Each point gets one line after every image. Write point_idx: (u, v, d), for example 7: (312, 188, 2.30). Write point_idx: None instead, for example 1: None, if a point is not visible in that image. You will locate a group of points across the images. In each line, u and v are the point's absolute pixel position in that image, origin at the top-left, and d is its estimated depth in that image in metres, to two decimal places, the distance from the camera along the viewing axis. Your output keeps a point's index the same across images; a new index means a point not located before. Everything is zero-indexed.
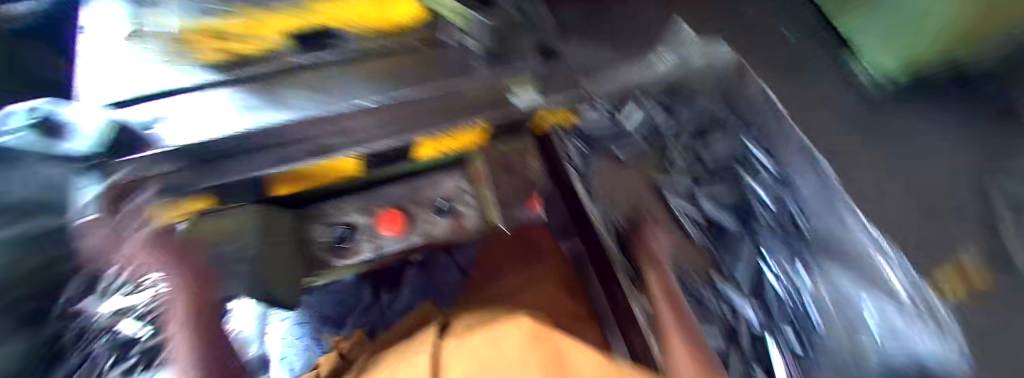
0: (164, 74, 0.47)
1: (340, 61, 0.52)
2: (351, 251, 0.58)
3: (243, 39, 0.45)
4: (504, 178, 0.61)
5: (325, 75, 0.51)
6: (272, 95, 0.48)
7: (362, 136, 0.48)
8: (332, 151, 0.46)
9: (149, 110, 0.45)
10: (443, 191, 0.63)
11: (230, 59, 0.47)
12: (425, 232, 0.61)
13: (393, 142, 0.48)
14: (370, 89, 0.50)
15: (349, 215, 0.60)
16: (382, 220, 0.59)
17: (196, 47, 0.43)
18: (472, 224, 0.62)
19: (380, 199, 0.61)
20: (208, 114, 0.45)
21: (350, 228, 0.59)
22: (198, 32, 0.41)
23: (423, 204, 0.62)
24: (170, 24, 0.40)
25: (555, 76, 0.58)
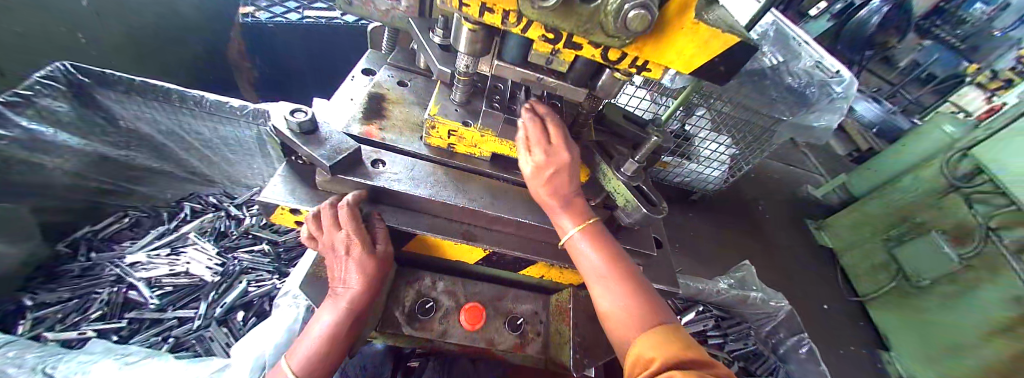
0: (396, 134, 0.61)
1: (512, 180, 0.63)
2: (426, 324, 0.60)
3: (464, 142, 0.60)
4: (586, 327, 0.61)
5: (495, 181, 0.62)
6: (453, 177, 0.59)
7: (499, 241, 0.59)
8: (474, 240, 0.57)
9: (371, 152, 0.57)
10: (521, 309, 0.66)
11: (444, 148, 0.62)
12: (491, 341, 0.61)
13: (521, 255, 0.58)
14: (524, 205, 0.59)
15: (436, 290, 0.64)
16: (465, 310, 0.61)
17: (433, 131, 0.59)
18: (534, 351, 0.62)
19: (468, 289, 0.65)
20: (406, 171, 0.56)
21: (433, 304, 0.62)
22: (446, 125, 0.57)
23: (500, 312, 0.64)
24: (434, 114, 0.57)
25: (657, 261, 0.67)
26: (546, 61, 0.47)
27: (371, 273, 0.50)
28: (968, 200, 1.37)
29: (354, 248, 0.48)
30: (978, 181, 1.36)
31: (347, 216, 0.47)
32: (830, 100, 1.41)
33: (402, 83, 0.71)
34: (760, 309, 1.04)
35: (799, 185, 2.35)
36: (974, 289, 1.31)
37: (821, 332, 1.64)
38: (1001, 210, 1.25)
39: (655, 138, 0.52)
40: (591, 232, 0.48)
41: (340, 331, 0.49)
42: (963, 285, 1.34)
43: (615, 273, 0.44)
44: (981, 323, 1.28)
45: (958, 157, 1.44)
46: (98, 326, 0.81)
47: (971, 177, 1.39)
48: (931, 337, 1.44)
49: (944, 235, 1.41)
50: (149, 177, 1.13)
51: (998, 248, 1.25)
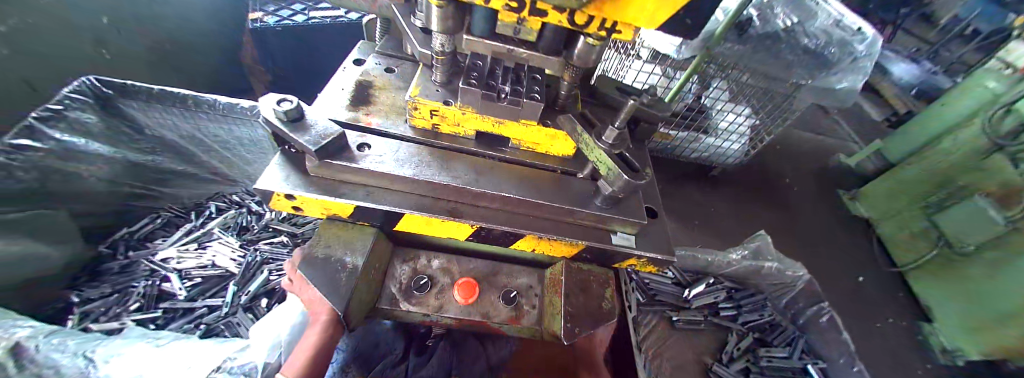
0: (383, 120, 0.63)
1: (497, 156, 0.64)
2: (422, 300, 0.62)
3: (448, 122, 0.61)
4: (579, 298, 0.62)
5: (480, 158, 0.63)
6: (437, 156, 0.60)
7: (486, 216, 0.60)
8: (460, 217, 0.58)
9: (357, 136, 0.59)
10: (515, 283, 0.68)
11: (431, 130, 0.63)
12: (487, 314, 0.63)
13: (508, 229, 0.59)
14: (507, 180, 0.60)
15: (432, 268, 0.66)
16: (459, 286, 0.63)
17: (416, 113, 0.60)
18: (529, 323, 0.64)
19: (462, 266, 0.67)
20: (390, 154, 0.58)
21: (429, 280, 0.64)
22: (428, 105, 0.58)
23: (495, 287, 0.66)
24: (415, 95, 0.58)
25: (650, 231, 0.66)
26: (515, 31, 0.47)
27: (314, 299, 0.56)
28: (1015, 159, 1.25)
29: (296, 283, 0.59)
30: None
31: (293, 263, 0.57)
32: (853, 59, 1.34)
33: (389, 69, 0.72)
34: (778, 280, 1.00)
35: (828, 154, 2.21)
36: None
37: (852, 305, 1.56)
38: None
39: (634, 101, 0.51)
40: None
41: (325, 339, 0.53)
42: (1011, 251, 1.24)
43: None
44: None
45: (1005, 113, 1.31)
46: (136, 317, 0.88)
47: (1019, 134, 1.27)
48: (974, 308, 1.35)
49: (989, 198, 1.29)
50: (175, 180, 1.22)
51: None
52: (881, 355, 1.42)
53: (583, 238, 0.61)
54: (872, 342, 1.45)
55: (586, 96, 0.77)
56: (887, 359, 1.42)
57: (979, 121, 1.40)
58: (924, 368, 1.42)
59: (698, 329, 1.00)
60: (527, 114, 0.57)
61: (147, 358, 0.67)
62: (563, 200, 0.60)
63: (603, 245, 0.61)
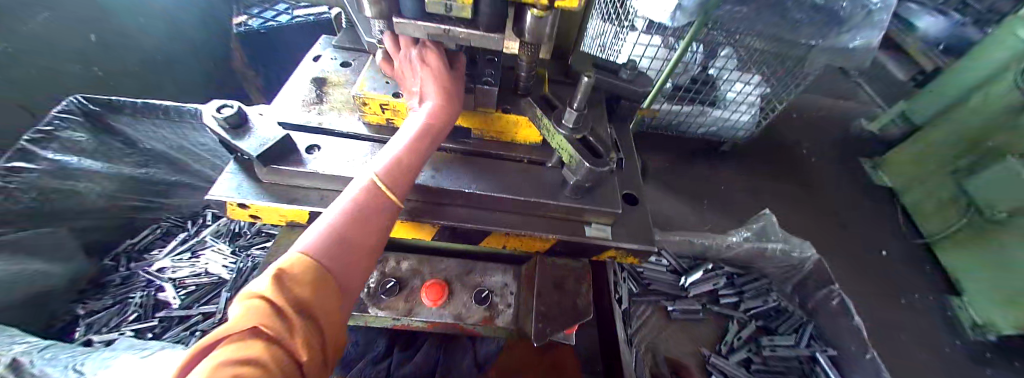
0: (338, 117, 0.60)
1: (460, 149, 0.60)
2: (391, 304, 0.59)
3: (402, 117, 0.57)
4: (554, 294, 0.58)
5: (442, 151, 0.59)
6: None
7: (450, 214, 0.56)
8: (420, 216, 0.55)
9: (311, 135, 0.57)
10: (489, 282, 0.64)
11: (388, 125, 0.59)
12: (457, 316, 0.59)
13: (473, 226, 0.55)
14: (469, 176, 0.56)
15: (401, 270, 0.63)
16: (428, 287, 0.60)
17: (370, 113, 0.57)
18: (504, 323, 0.59)
19: (434, 267, 0.64)
20: (342, 154, 0.55)
21: (397, 284, 0.61)
22: (375, 102, 0.55)
23: (467, 287, 0.62)
24: (361, 91, 0.55)
25: (628, 219, 0.61)
26: (445, 8, 0.42)
27: None
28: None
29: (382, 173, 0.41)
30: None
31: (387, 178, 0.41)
32: (868, 13, 1.20)
33: (347, 64, 0.69)
34: (784, 262, 0.93)
35: (849, 121, 2.07)
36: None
37: (877, 281, 1.47)
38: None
39: (590, 78, 0.46)
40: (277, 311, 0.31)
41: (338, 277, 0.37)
42: None
43: None
44: None
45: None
46: (135, 326, 0.91)
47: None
48: (1005, 281, 1.24)
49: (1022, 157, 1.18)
50: (173, 190, 1.22)
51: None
52: (909, 335, 1.33)
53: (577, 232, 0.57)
54: (898, 319, 1.37)
55: (558, 77, 0.70)
56: (917, 339, 1.32)
57: (1015, 73, 1.26)
58: (953, 345, 1.33)
59: (698, 317, 0.95)
60: (484, 101, 0.54)
61: (132, 367, 0.68)
62: (530, 192, 0.55)
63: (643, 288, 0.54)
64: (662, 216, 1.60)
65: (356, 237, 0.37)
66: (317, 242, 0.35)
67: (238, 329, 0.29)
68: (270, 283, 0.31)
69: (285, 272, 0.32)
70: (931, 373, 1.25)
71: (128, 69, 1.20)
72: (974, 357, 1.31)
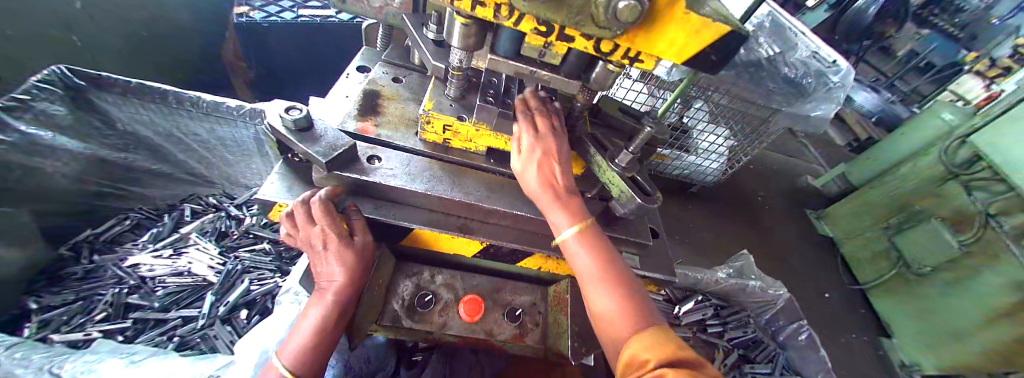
0: (394, 131, 0.61)
1: (507, 173, 0.63)
2: (426, 317, 0.60)
3: (459, 138, 0.60)
4: (585, 316, 0.62)
5: (492, 173, 0.63)
6: (449, 172, 0.59)
7: (497, 233, 0.59)
8: (471, 233, 0.58)
9: (368, 146, 0.58)
10: (519, 300, 0.66)
11: (442, 143, 0.61)
12: (491, 333, 0.61)
13: (519, 247, 0.58)
14: (519, 199, 0.59)
15: (434, 284, 0.63)
16: (464, 302, 0.61)
17: (429, 131, 0.59)
18: (534, 342, 0.62)
19: (467, 282, 0.65)
20: (399, 167, 0.56)
21: (433, 298, 0.62)
22: (439, 121, 0.57)
23: (500, 304, 0.64)
24: (427, 109, 0.57)
25: (651, 250, 0.68)
26: (539, 54, 0.48)
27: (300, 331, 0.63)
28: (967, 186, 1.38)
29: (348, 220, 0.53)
30: (976, 167, 1.38)
31: (319, 210, 0.47)
32: (828, 89, 1.40)
33: (397, 80, 0.71)
34: (759, 298, 1.04)
35: (798, 175, 2.35)
36: (976, 275, 1.33)
37: (823, 321, 1.65)
38: (1003, 196, 1.27)
39: (649, 128, 0.53)
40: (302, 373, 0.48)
41: (326, 325, 0.50)
42: (962, 268, 1.37)
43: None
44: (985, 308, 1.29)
45: (958, 144, 1.45)
46: (103, 327, 0.83)
47: (970, 164, 1.40)
48: (937, 325, 1.44)
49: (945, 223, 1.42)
50: (145, 179, 1.13)
51: (999, 235, 1.26)
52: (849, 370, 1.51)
53: (600, 288, 0.43)
54: (838, 356, 1.55)
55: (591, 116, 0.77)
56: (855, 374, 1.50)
57: (935, 151, 1.53)
58: None
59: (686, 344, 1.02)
60: None
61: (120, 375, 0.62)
62: None
63: (691, 370, 0.32)
64: None
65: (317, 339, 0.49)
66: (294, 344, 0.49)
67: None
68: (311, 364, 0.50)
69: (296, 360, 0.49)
70: None
71: (117, 44, 1.11)
72: None
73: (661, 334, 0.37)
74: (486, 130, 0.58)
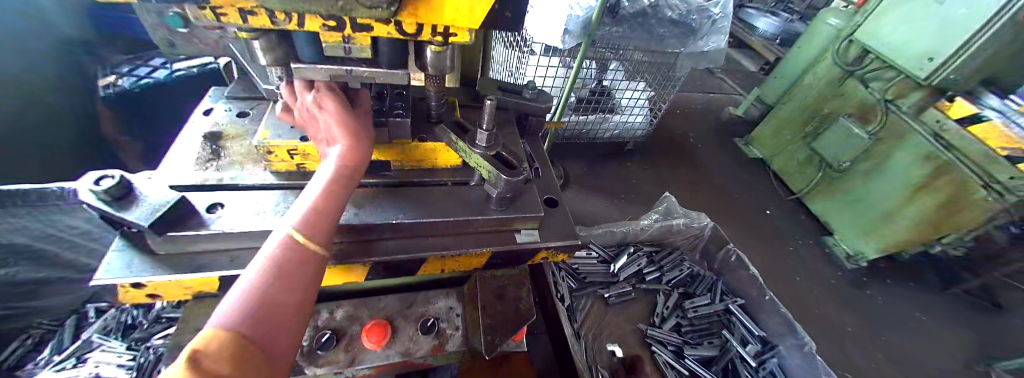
0: (242, 172, 0.56)
1: (380, 182, 0.61)
2: (330, 359, 0.55)
3: (313, 159, 0.57)
4: (495, 305, 0.60)
5: (366, 187, 0.60)
6: None
7: (380, 249, 0.56)
8: (348, 257, 0.53)
9: (209, 194, 0.53)
10: (433, 309, 0.63)
11: (296, 170, 0.58)
12: (405, 352, 0.58)
13: (406, 257, 0.55)
14: (399, 208, 0.57)
15: (336, 320, 0.59)
16: (368, 332, 0.57)
17: (271, 158, 0.55)
18: (455, 347, 0.60)
19: (372, 307, 0.61)
20: (252, 207, 0.52)
21: (333, 335, 0.57)
22: (279, 147, 0.53)
23: (411, 320, 0.61)
24: (262, 139, 0.53)
25: (552, 220, 0.68)
26: (345, 51, 0.45)
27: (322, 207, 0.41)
28: (863, 80, 1.53)
29: (227, 319, 0.30)
30: (868, 61, 1.51)
31: None
32: (714, 22, 1.48)
33: (243, 113, 0.66)
34: (688, 233, 1.10)
35: (719, 109, 2.49)
36: (890, 159, 1.49)
37: (771, 236, 1.76)
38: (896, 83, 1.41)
39: (492, 101, 0.53)
40: (232, 327, 0.30)
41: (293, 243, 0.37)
42: (876, 159, 1.53)
43: (260, 317, 0.32)
44: (908, 180, 1.44)
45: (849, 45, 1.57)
46: None
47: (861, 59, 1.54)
48: (867, 215, 1.60)
49: (851, 117, 1.57)
50: (47, 287, 0.95)
51: (898, 117, 1.43)
52: (803, 276, 1.62)
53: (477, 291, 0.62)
54: (792, 264, 1.66)
55: (467, 102, 0.75)
56: (811, 278, 1.61)
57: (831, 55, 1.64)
58: (838, 277, 1.63)
59: (632, 298, 1.06)
60: (399, 132, 0.56)
61: None
62: (458, 212, 0.58)
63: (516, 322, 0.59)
64: (590, 217, 1.70)
65: (276, 293, 0.34)
66: (230, 315, 0.30)
67: (207, 342, 0.28)
68: (207, 340, 0.28)
69: (196, 352, 0.27)
70: (828, 303, 1.52)
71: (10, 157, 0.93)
72: (852, 279, 1.63)
73: (504, 309, 0.60)
74: None
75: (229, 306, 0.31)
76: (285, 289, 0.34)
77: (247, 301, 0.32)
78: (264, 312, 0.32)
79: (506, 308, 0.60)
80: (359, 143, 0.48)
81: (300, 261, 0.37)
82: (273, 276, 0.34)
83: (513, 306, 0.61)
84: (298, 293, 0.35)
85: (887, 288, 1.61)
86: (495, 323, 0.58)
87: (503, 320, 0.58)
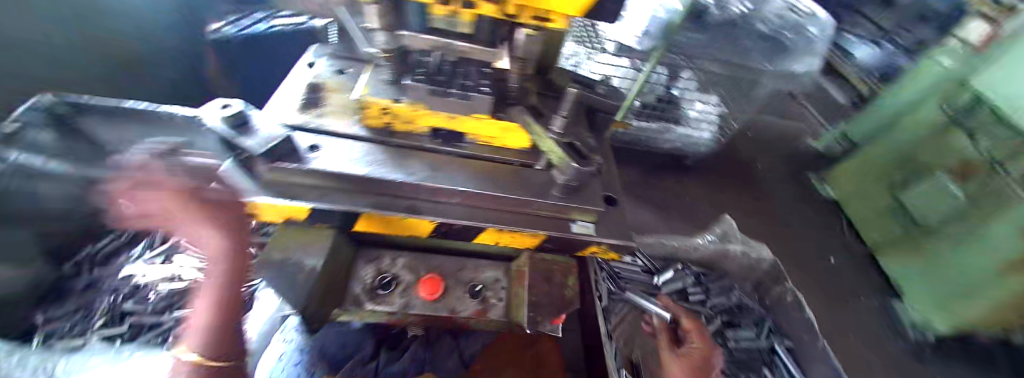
0: (338, 122, 0.62)
1: (455, 151, 0.63)
2: (386, 299, 0.62)
3: (400, 121, 0.61)
4: (542, 287, 0.62)
5: (441, 154, 0.63)
6: (394, 156, 0.60)
7: (446, 212, 0.59)
8: (419, 213, 0.58)
9: (312, 137, 0.59)
10: (481, 277, 0.67)
11: (383, 128, 0.62)
12: (451, 310, 0.62)
13: (467, 223, 0.58)
14: (468, 177, 0.60)
15: (395, 267, 0.66)
16: (423, 283, 0.63)
17: (365, 114, 0.60)
18: (496, 316, 0.63)
19: (428, 263, 0.67)
20: (345, 155, 0.57)
21: (393, 279, 0.64)
22: (375, 104, 0.58)
23: (460, 282, 0.66)
24: (364, 93, 0.58)
25: (610, 217, 0.67)
26: (448, 24, 0.49)
27: (236, 248, 0.40)
28: (971, 132, 1.33)
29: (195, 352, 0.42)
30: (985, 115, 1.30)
31: None
32: (811, 44, 1.38)
33: (342, 71, 0.72)
34: (742, 262, 1.07)
35: (797, 141, 2.29)
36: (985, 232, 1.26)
37: (830, 285, 1.62)
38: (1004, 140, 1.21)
39: (574, 91, 0.58)
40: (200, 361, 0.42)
41: (221, 299, 0.42)
42: (977, 221, 1.28)
43: (217, 344, 0.43)
44: (996, 259, 1.24)
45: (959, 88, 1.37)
46: (103, 333, 0.90)
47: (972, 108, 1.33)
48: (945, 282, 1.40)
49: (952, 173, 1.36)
50: None
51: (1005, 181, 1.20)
52: (859, 336, 1.48)
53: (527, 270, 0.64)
54: (849, 321, 1.52)
55: (544, 90, 0.75)
56: (867, 340, 1.47)
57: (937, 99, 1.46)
58: (900, 346, 1.47)
59: None
60: (478, 109, 0.57)
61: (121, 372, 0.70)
62: (522, 191, 0.60)
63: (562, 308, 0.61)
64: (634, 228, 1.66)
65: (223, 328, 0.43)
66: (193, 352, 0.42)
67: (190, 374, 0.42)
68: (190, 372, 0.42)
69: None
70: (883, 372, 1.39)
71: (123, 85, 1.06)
72: (917, 352, 1.47)
73: (551, 291, 0.62)
74: (446, 123, 0.61)
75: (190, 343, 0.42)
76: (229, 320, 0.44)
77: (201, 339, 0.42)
78: (218, 342, 0.43)
79: (552, 290, 0.62)
80: (232, 211, 0.40)
81: (233, 302, 0.43)
82: (213, 320, 0.42)
83: (559, 290, 0.63)
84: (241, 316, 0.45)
85: (961, 370, 1.43)
86: (540, 303, 0.61)
87: (548, 304, 0.61)
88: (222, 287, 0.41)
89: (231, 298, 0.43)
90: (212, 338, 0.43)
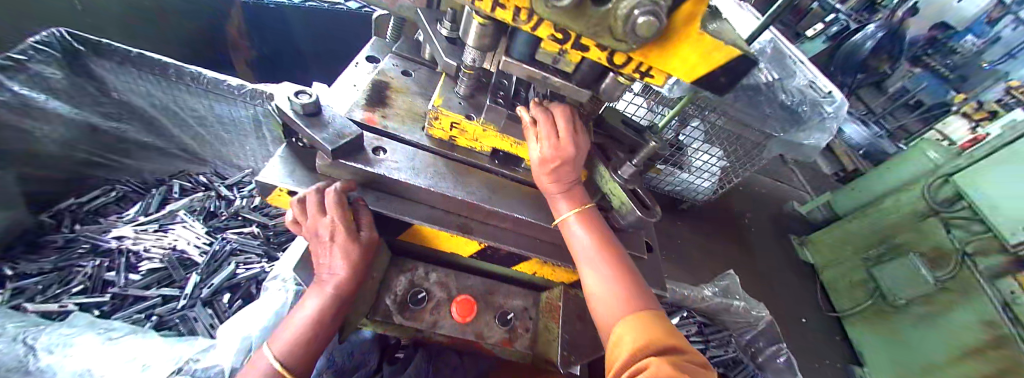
0: (403, 126, 0.61)
1: (512, 176, 0.64)
2: (417, 314, 0.60)
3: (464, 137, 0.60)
4: (576, 325, 0.62)
5: (499, 176, 0.63)
6: (455, 171, 0.59)
7: (498, 237, 0.59)
8: (473, 233, 0.58)
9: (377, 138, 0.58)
10: (511, 304, 0.66)
11: (447, 140, 0.62)
12: (479, 335, 0.60)
13: (516, 250, 0.59)
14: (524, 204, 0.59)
15: (428, 282, 0.64)
16: (457, 302, 0.62)
17: (433, 124, 0.59)
18: (522, 347, 0.61)
19: (461, 282, 0.65)
20: (409, 162, 0.56)
21: (425, 295, 0.62)
22: (446, 116, 0.57)
23: (491, 306, 0.64)
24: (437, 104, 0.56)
25: (647, 264, 0.69)
26: (553, 60, 0.48)
27: (358, 260, 0.50)
28: (947, 224, 1.43)
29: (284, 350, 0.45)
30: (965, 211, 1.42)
31: None
32: (821, 119, 1.48)
33: (407, 73, 0.71)
34: (742, 318, 1.10)
35: (784, 202, 2.39)
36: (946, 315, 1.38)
37: (804, 347, 1.70)
38: (980, 238, 1.31)
39: (654, 144, 0.59)
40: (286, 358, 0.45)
41: (329, 306, 0.49)
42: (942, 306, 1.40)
43: (304, 344, 0.47)
44: (953, 347, 1.34)
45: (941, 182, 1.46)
46: (80, 300, 0.83)
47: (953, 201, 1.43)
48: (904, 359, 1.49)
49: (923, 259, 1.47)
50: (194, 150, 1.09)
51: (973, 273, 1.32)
52: None
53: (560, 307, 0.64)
54: None
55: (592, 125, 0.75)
56: None
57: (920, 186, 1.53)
58: None
59: None
60: None
61: (106, 356, 0.64)
62: None
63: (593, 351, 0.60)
64: None
65: (316, 331, 0.48)
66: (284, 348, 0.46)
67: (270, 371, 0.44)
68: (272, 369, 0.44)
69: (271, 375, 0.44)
70: None
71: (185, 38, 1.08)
72: None
73: (583, 331, 0.62)
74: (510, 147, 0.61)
75: (283, 340, 0.46)
76: (320, 326, 0.49)
77: (295, 337, 0.47)
78: (308, 346, 0.47)
79: (584, 330, 0.62)
80: (369, 231, 0.52)
81: (333, 309, 0.49)
82: (313, 320, 0.48)
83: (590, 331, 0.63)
84: (328, 324, 0.49)
85: None
86: (572, 341, 0.60)
87: (579, 345, 0.60)
88: (332, 286, 0.49)
89: (334, 305, 0.50)
90: (302, 339, 0.47)
